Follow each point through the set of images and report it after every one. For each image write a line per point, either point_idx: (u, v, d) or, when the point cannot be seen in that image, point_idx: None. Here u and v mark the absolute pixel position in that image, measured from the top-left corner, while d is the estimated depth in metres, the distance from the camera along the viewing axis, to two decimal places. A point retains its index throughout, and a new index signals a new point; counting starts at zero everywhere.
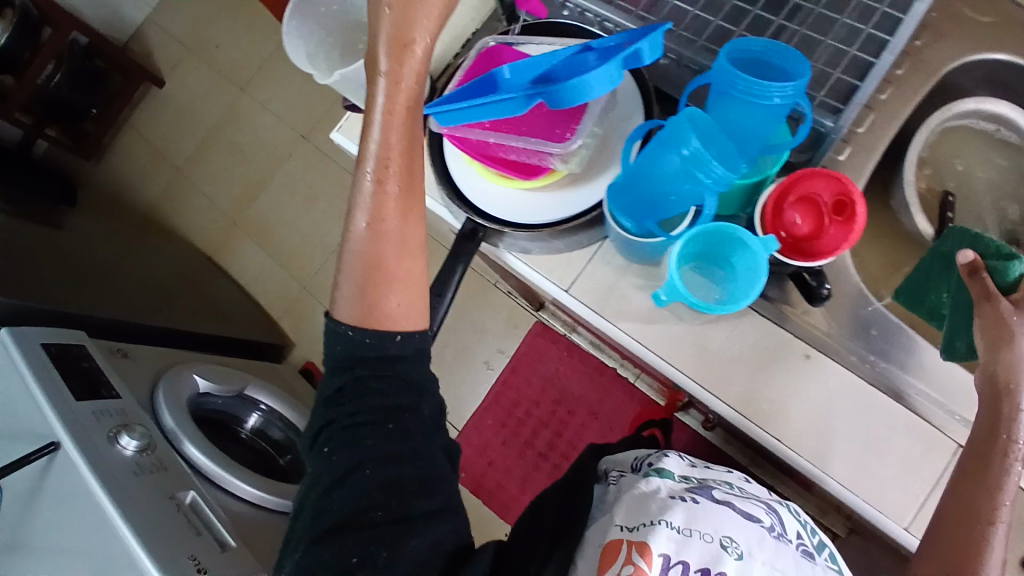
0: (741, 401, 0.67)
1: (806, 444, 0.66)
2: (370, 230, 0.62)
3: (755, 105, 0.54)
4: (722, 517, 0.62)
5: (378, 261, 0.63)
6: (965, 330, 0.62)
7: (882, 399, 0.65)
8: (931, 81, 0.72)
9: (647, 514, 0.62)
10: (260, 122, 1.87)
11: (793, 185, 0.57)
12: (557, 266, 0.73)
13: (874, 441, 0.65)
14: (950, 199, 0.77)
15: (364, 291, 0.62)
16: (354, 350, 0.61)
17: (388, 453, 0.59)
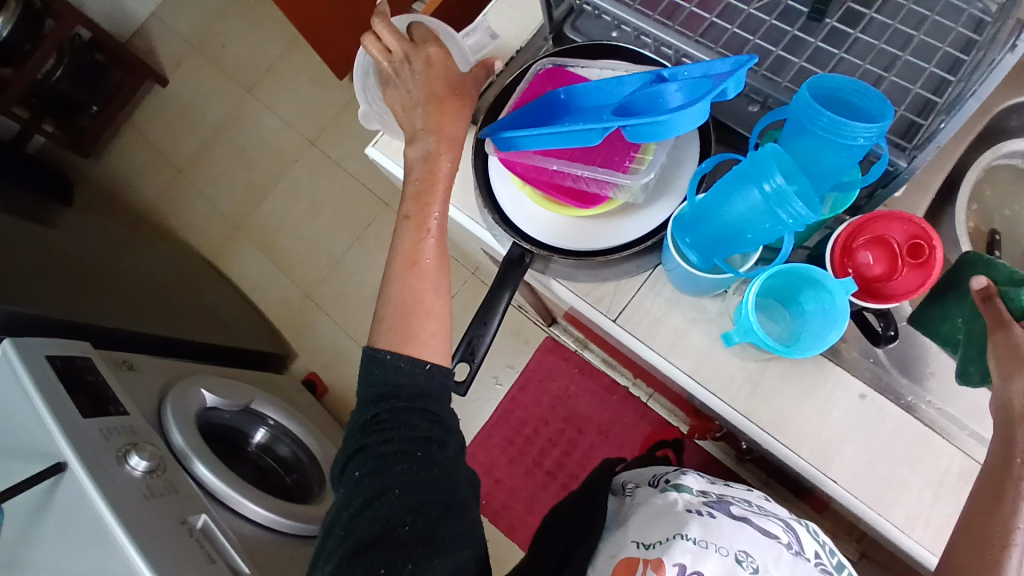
0: (784, 435, 0.66)
1: (865, 485, 0.64)
2: (404, 269, 0.64)
3: (834, 143, 0.53)
4: (737, 532, 0.58)
5: (417, 299, 0.63)
6: (979, 358, 0.58)
7: (929, 435, 0.64)
8: (980, 123, 0.73)
9: (663, 528, 0.59)
10: (265, 124, 1.83)
11: (869, 223, 0.56)
12: (605, 295, 0.71)
13: (917, 478, 0.63)
14: (997, 238, 0.78)
15: (400, 322, 0.62)
16: (387, 376, 0.60)
17: (416, 480, 0.55)
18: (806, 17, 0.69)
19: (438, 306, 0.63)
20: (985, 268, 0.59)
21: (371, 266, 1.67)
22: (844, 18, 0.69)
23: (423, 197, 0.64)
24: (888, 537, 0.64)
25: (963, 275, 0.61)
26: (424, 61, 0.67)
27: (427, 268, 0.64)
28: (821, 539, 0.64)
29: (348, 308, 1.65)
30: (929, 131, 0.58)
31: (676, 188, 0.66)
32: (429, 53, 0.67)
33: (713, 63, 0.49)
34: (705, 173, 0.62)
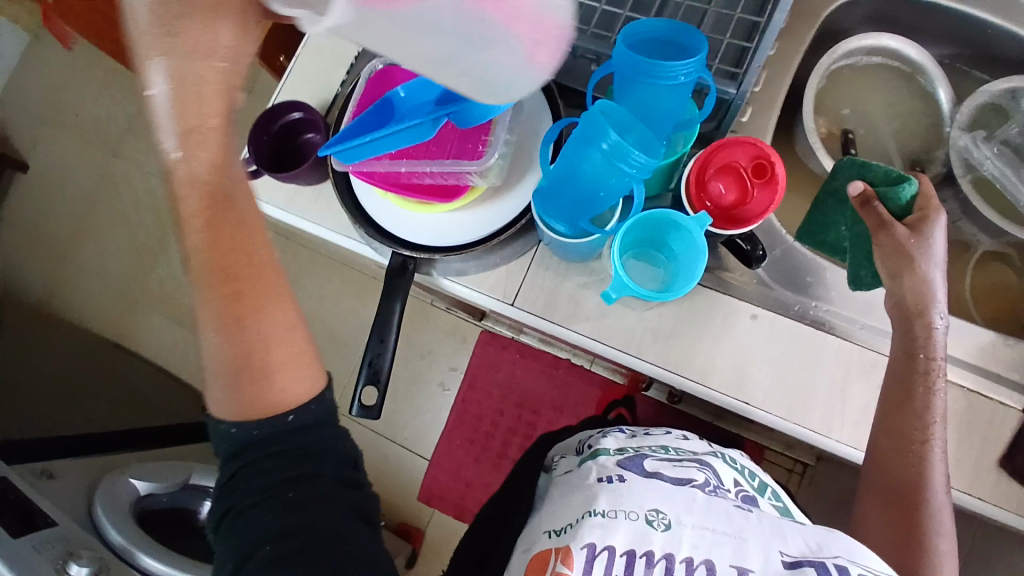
0: (694, 372, 0.67)
1: (779, 400, 0.66)
2: (223, 330, 0.54)
3: (660, 86, 0.54)
4: (646, 489, 0.52)
5: (250, 358, 0.54)
6: (867, 261, 0.64)
7: (825, 339, 0.67)
8: (812, 27, 0.76)
9: (573, 509, 0.52)
10: (143, 185, 1.74)
11: (711, 156, 0.58)
12: (499, 281, 0.71)
13: (825, 379, 0.66)
14: (850, 135, 0.82)
15: (239, 390, 0.54)
16: (237, 440, 0.54)
17: (286, 527, 0.50)
18: None
19: (279, 354, 0.55)
20: (858, 172, 0.65)
21: None
22: None
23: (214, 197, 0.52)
24: (815, 443, 0.67)
25: (839, 183, 0.67)
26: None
27: (251, 309, 0.54)
28: (741, 464, 0.66)
29: None
30: (751, 55, 0.60)
31: (534, 162, 0.67)
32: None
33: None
34: (554, 138, 0.63)
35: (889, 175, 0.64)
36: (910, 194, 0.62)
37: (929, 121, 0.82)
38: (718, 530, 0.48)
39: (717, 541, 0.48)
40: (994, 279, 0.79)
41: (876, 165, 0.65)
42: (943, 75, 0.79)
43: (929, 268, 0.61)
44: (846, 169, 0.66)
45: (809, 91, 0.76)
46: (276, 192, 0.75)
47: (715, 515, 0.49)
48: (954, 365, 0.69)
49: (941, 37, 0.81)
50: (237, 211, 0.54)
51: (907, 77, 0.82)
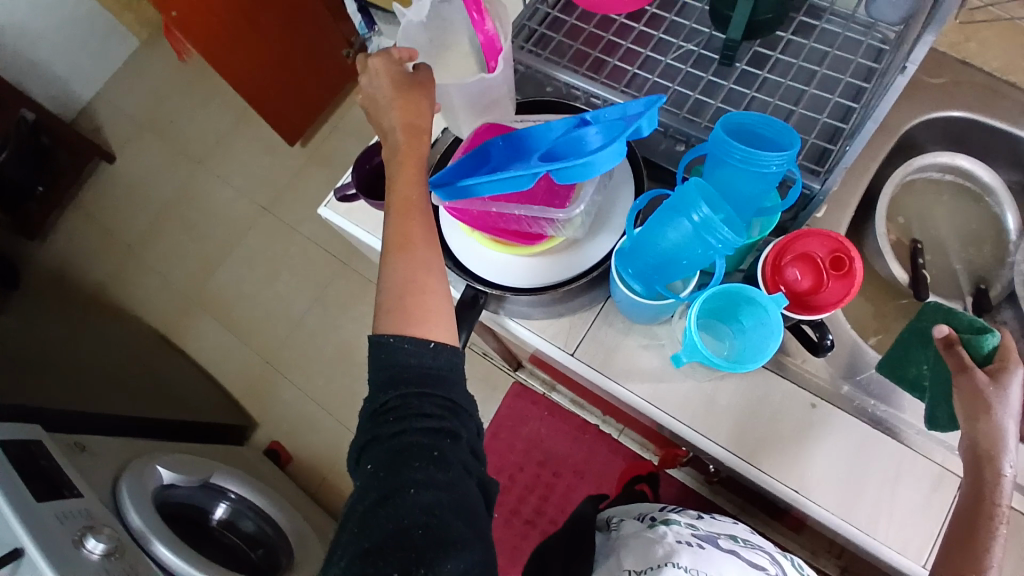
0: (750, 453, 0.68)
1: (830, 494, 0.66)
2: (394, 254, 0.58)
3: (749, 173, 0.57)
4: (725, 561, 0.60)
5: (410, 279, 0.57)
6: (944, 401, 0.61)
7: (884, 440, 0.67)
8: (891, 139, 0.80)
9: (653, 556, 0.60)
10: (217, 194, 1.84)
11: (788, 244, 0.60)
12: (561, 331, 0.73)
13: (879, 480, 0.66)
14: (919, 246, 0.83)
15: (397, 305, 0.56)
16: (395, 361, 0.54)
17: (432, 480, 0.50)
18: (717, 63, 0.76)
19: (435, 284, 0.58)
20: (944, 318, 0.63)
21: (331, 326, 1.66)
22: (753, 61, 0.76)
23: (402, 152, 0.60)
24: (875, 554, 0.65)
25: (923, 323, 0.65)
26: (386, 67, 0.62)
27: (416, 246, 0.58)
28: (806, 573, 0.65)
29: (310, 373, 1.62)
30: (837, 155, 0.63)
31: (614, 226, 0.70)
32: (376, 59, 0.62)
33: (626, 105, 0.54)
34: (639, 209, 0.66)
35: (975, 325, 0.61)
36: (992, 347, 0.59)
37: (997, 241, 0.84)
38: None
39: None
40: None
41: (962, 314, 0.62)
42: (1012, 200, 0.82)
43: (1005, 416, 0.57)
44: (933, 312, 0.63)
45: (881, 206, 0.80)
46: (367, 218, 0.81)
47: None
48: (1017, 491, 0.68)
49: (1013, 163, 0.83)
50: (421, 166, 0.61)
51: (976, 198, 0.85)
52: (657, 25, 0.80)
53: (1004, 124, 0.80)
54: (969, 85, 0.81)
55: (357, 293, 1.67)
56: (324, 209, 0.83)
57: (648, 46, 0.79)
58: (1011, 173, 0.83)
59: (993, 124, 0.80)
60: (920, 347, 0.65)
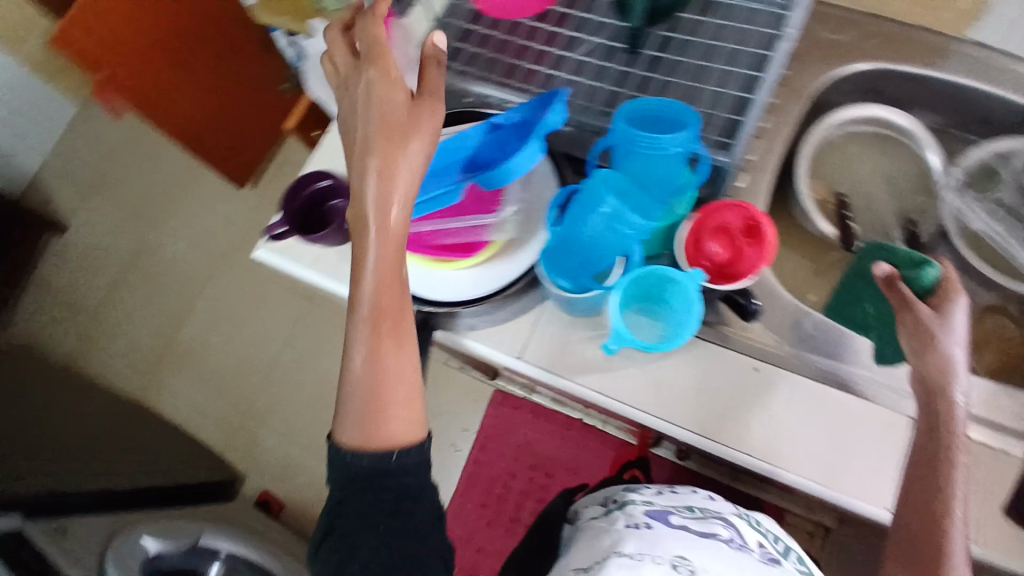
0: (709, 424, 0.68)
1: (788, 454, 0.67)
2: (365, 363, 0.57)
3: (655, 157, 0.60)
4: (672, 539, 0.62)
5: (381, 384, 0.57)
6: (894, 338, 0.68)
7: (834, 393, 0.68)
8: (804, 103, 0.81)
9: (602, 549, 0.63)
10: (173, 248, 1.83)
11: (704, 218, 0.61)
12: (507, 336, 0.73)
13: (833, 432, 0.67)
14: (843, 199, 0.85)
15: (366, 408, 0.56)
16: (351, 471, 0.56)
17: (387, 546, 0.54)
18: (623, 52, 0.77)
19: (406, 380, 0.57)
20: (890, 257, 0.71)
21: (307, 364, 1.65)
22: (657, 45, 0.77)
23: (379, 247, 0.55)
24: (839, 504, 0.66)
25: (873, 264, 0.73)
26: (372, 98, 0.55)
27: (393, 349, 0.57)
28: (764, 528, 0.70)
29: (291, 413, 1.61)
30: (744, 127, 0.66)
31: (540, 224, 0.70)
32: (371, 79, 0.55)
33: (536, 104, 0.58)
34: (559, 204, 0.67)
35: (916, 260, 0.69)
36: (931, 280, 0.66)
37: (924, 182, 0.84)
38: None
39: None
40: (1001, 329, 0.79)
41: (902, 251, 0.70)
42: (933, 139, 0.82)
43: (952, 347, 0.62)
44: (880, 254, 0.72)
45: (803, 157, 0.80)
46: (306, 255, 0.77)
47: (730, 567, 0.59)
48: (975, 423, 0.69)
49: (932, 109, 0.85)
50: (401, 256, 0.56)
51: (898, 142, 0.84)
52: (564, 23, 0.79)
53: (912, 68, 0.80)
54: (873, 37, 0.82)
55: (327, 327, 1.67)
56: (259, 252, 0.79)
57: (556, 44, 0.78)
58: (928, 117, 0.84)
59: (902, 70, 0.81)
60: (866, 289, 0.75)
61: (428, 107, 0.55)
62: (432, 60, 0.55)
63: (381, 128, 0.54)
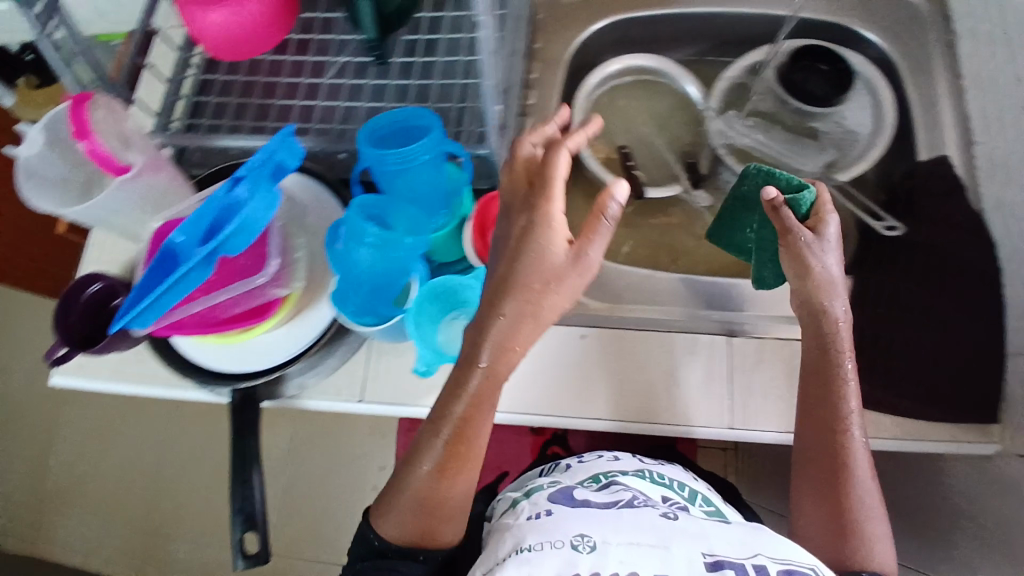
0: (631, 414, 0.65)
1: (662, 407, 0.66)
2: (429, 473, 0.58)
3: (410, 172, 0.57)
4: (571, 520, 0.56)
5: (429, 499, 0.58)
6: (771, 262, 0.66)
7: (687, 335, 0.68)
8: (561, 71, 0.78)
9: (506, 545, 0.55)
10: (14, 381, 1.65)
11: (485, 211, 0.63)
12: (341, 384, 0.69)
13: (701, 373, 0.66)
14: (626, 150, 0.80)
15: (410, 511, 0.59)
16: (374, 553, 0.59)
17: None
18: (373, 65, 0.73)
19: (453, 500, 0.59)
20: (766, 179, 0.65)
21: (200, 455, 1.54)
22: (406, 51, 0.73)
23: (469, 397, 0.57)
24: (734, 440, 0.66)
25: (748, 189, 0.66)
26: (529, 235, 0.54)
27: (459, 474, 0.59)
28: (666, 479, 0.73)
29: (197, 513, 1.50)
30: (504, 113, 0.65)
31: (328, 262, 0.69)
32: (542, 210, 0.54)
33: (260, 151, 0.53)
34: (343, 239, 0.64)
35: (794, 182, 0.64)
36: (809, 204, 0.61)
37: (693, 115, 0.80)
38: (641, 543, 0.53)
39: (640, 554, 0.52)
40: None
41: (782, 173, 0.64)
42: (685, 72, 0.78)
43: (826, 265, 0.60)
44: (755, 176, 0.65)
45: (575, 108, 0.78)
46: (109, 368, 0.72)
47: (638, 531, 0.54)
48: None
49: (688, 37, 0.80)
50: (480, 412, 0.57)
51: (656, 85, 0.80)
52: (306, 50, 0.75)
53: (648, 13, 0.77)
54: None
55: (211, 411, 1.56)
56: (54, 380, 0.72)
57: (304, 74, 0.74)
58: (692, 51, 0.82)
59: (639, 16, 0.78)
60: (744, 212, 0.68)
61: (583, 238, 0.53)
62: (607, 199, 0.51)
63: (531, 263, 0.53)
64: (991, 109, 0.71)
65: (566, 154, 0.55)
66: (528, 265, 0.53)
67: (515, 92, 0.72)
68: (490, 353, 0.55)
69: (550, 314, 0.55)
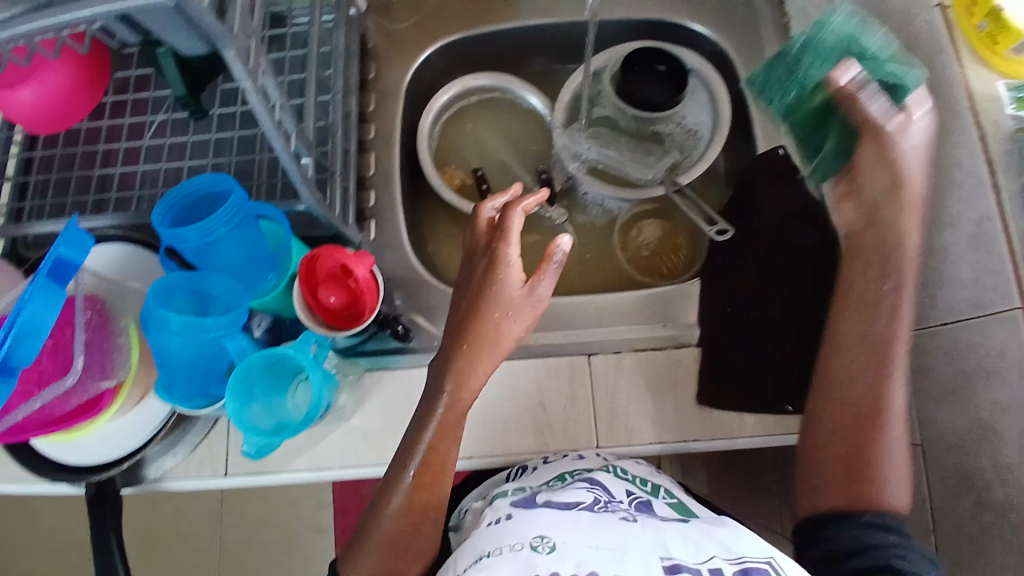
0: (584, 442, 0.65)
1: (609, 426, 0.66)
2: (400, 508, 0.54)
3: (218, 244, 0.56)
4: (532, 521, 0.48)
5: (397, 540, 0.54)
6: (839, 141, 0.57)
7: (620, 357, 0.68)
8: (401, 101, 0.76)
9: (466, 557, 0.47)
10: None
11: (312, 268, 0.59)
12: (205, 459, 0.66)
13: (636, 393, 0.67)
14: (480, 172, 0.77)
15: (377, 552, 0.54)
16: None
17: None
18: (191, 119, 0.71)
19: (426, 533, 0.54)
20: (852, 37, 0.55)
21: None
22: (225, 100, 0.71)
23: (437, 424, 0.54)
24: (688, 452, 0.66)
25: (826, 43, 0.56)
26: (484, 281, 0.54)
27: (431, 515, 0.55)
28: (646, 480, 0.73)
29: None
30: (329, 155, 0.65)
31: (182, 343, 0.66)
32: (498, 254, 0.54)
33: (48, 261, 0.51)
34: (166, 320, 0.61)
35: (893, 58, 0.53)
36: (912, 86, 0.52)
37: (539, 123, 0.80)
38: (601, 546, 0.45)
39: (599, 558, 0.44)
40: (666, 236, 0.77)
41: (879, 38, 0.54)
42: (520, 83, 0.79)
43: (907, 151, 0.53)
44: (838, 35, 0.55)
45: (421, 140, 0.76)
46: None
47: (599, 533, 0.46)
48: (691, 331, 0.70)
49: (532, 53, 0.80)
50: (441, 449, 0.54)
51: (495, 101, 0.80)
52: (122, 110, 0.72)
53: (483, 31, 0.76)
54: (443, 8, 0.77)
55: None
56: None
57: (123, 137, 0.71)
58: (534, 62, 0.81)
59: (473, 36, 0.77)
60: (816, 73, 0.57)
61: (541, 281, 0.53)
62: (561, 246, 0.50)
63: (488, 306, 0.53)
64: None
65: (520, 215, 0.54)
66: (491, 303, 0.53)
67: (351, 129, 0.70)
68: (454, 380, 0.54)
69: (510, 340, 0.54)
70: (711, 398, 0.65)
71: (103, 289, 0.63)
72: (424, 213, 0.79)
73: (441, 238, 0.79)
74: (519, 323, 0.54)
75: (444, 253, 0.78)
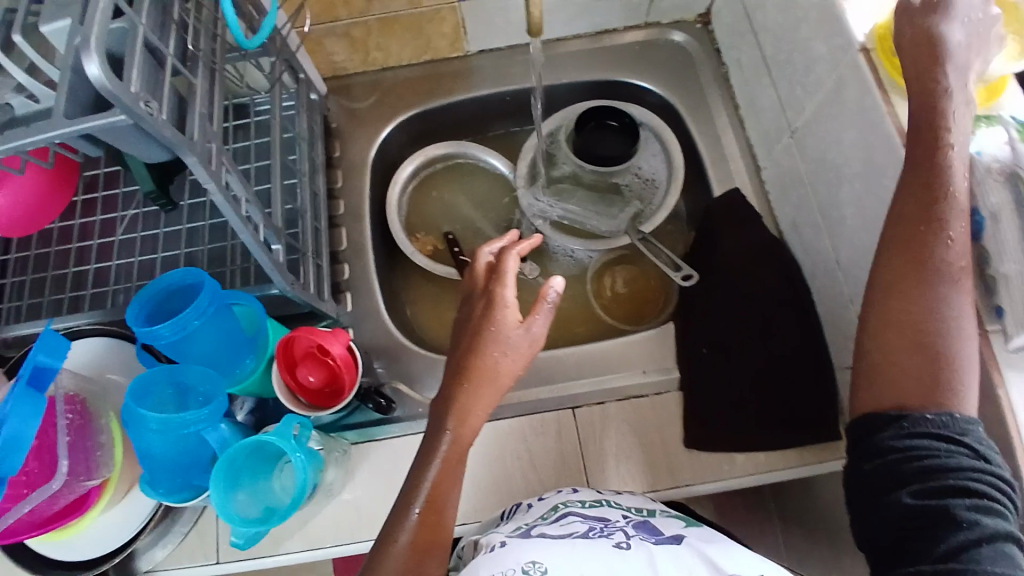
0: None
1: (598, 476, 0.66)
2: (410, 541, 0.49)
3: (192, 336, 0.57)
4: (526, 548, 0.47)
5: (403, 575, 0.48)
6: None
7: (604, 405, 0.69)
8: (367, 174, 0.78)
9: None
10: None
11: (289, 348, 0.60)
12: (197, 548, 0.66)
13: (621, 440, 0.67)
14: (451, 236, 0.79)
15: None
16: None
17: None
18: (162, 212, 0.72)
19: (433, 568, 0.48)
20: None
21: None
22: (193, 190, 0.73)
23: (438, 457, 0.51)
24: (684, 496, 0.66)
25: None
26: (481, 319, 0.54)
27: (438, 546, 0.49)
28: None
29: None
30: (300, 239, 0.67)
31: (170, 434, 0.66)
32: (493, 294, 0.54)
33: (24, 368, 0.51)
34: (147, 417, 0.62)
35: None
36: None
37: (503, 184, 0.83)
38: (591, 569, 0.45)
39: None
40: (638, 281, 0.79)
41: None
42: (481, 148, 0.81)
43: None
44: None
45: (390, 211, 0.78)
46: None
47: (590, 560, 0.46)
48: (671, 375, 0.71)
49: (491, 118, 0.83)
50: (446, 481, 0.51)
51: (458, 167, 0.83)
52: (94, 210, 0.74)
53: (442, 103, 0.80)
54: (401, 83, 0.81)
55: None
56: None
57: (95, 235, 0.73)
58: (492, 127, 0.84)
59: (432, 108, 0.80)
60: None
61: (537, 318, 0.53)
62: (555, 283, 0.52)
63: (489, 342, 0.52)
64: (767, 128, 0.70)
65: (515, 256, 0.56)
66: (489, 341, 0.52)
67: (319, 207, 0.73)
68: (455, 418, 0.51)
69: (509, 377, 0.53)
70: (697, 440, 0.65)
71: (82, 388, 0.62)
72: (398, 281, 0.80)
73: (418, 303, 0.80)
74: (518, 363, 0.53)
75: (423, 318, 0.79)
